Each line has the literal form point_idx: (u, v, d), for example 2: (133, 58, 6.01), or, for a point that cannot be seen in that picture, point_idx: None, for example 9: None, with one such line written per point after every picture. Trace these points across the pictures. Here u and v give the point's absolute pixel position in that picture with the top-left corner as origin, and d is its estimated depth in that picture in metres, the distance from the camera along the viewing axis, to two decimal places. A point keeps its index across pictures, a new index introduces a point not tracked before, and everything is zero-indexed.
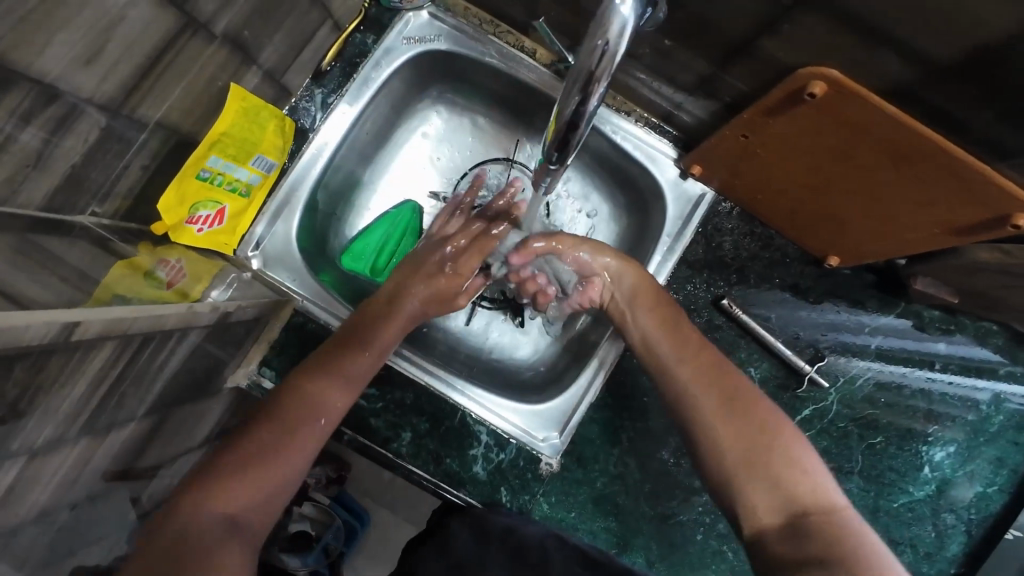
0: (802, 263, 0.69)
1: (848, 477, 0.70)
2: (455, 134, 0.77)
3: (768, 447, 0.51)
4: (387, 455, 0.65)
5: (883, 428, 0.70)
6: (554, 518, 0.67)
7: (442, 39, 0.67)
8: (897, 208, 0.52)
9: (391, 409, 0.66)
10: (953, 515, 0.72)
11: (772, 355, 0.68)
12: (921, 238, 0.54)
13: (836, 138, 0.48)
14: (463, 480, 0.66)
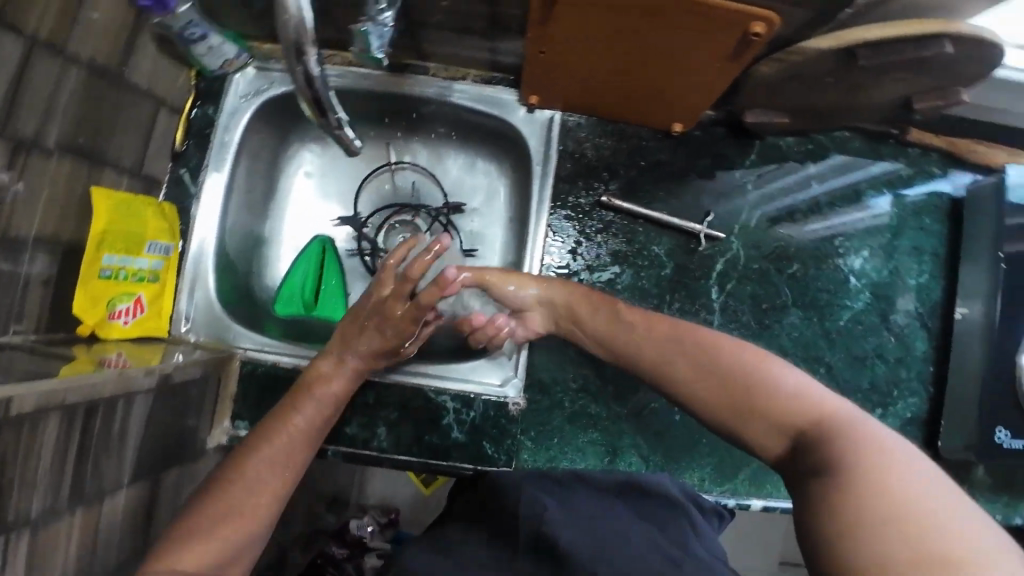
0: (656, 139, 0.76)
1: (787, 310, 0.75)
2: (331, 164, 0.84)
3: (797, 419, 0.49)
4: (373, 453, 0.71)
5: (797, 256, 0.76)
6: (542, 450, 0.72)
7: (277, 84, 0.74)
8: (679, 57, 0.57)
9: (358, 412, 0.72)
10: (900, 312, 0.78)
11: (668, 230, 0.75)
12: (714, 74, 0.59)
13: (590, 17, 0.54)
14: (448, 449, 0.71)
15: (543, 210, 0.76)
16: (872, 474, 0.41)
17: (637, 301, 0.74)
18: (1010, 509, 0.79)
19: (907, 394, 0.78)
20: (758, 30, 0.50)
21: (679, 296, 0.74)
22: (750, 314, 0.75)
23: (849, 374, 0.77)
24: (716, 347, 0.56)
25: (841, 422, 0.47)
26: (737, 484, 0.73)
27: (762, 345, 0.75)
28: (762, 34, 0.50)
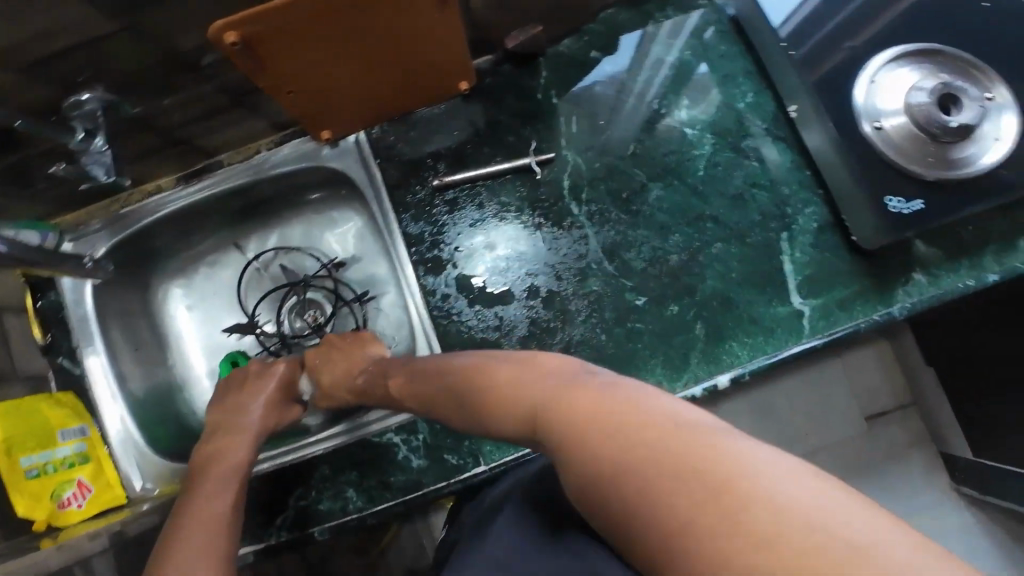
0: (456, 107, 0.82)
1: (647, 187, 0.82)
2: (202, 285, 0.87)
3: (622, 454, 0.38)
4: (355, 517, 0.75)
5: (629, 139, 0.83)
6: (500, 435, 0.77)
7: (99, 243, 0.76)
8: (394, 23, 0.61)
9: (325, 484, 0.77)
10: (745, 136, 0.83)
11: (507, 180, 0.81)
12: (437, 20, 0.63)
13: (321, 59, 0.62)
14: (417, 478, 0.77)
15: (390, 222, 0.79)
16: (605, 455, 0.38)
17: (517, 254, 0.80)
18: (976, 270, 0.77)
19: (805, 205, 0.81)
20: None
21: (545, 228, 0.81)
22: (615, 208, 0.82)
23: (732, 213, 0.82)
24: (490, 395, 0.52)
25: (607, 406, 0.41)
26: (691, 369, 0.78)
27: (642, 230, 0.82)
28: None
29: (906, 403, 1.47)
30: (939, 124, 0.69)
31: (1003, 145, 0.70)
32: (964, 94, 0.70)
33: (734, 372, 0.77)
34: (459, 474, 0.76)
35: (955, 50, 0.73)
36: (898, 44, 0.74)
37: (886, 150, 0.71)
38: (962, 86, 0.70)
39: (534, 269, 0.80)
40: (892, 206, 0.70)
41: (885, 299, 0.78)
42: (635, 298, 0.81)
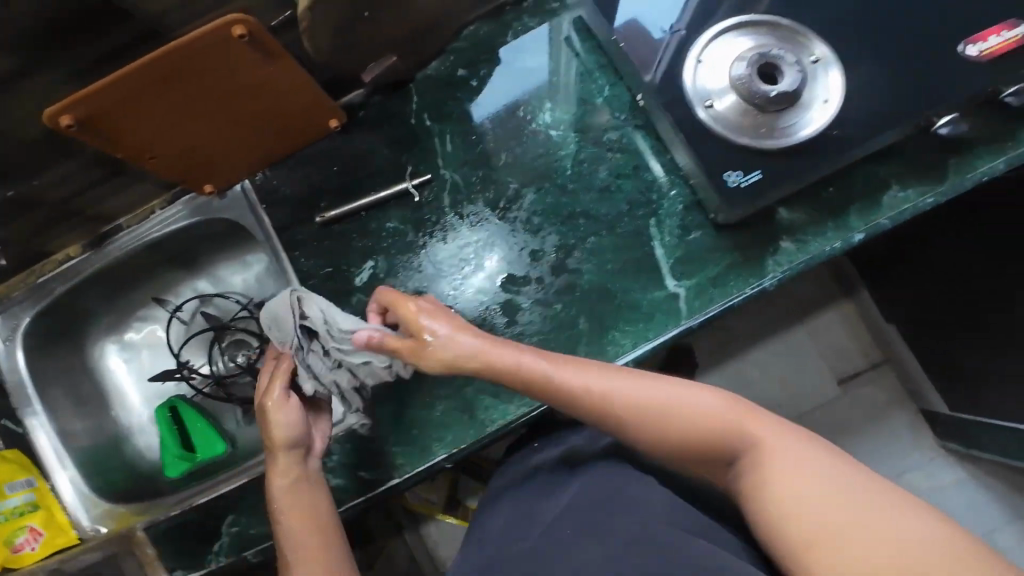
0: (333, 142, 0.86)
1: (521, 193, 0.87)
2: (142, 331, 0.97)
3: (712, 438, 0.58)
4: (284, 539, 0.80)
5: (500, 149, 0.87)
6: (408, 447, 0.82)
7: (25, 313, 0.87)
8: (231, 86, 0.68)
9: (254, 513, 0.82)
10: (606, 129, 0.88)
11: (388, 205, 0.85)
12: (276, 78, 0.70)
13: (169, 121, 0.69)
14: (337, 496, 0.81)
15: (281, 259, 0.84)
16: (780, 503, 0.52)
17: (403, 273, 0.84)
18: (841, 231, 0.80)
19: (668, 185, 0.85)
20: (236, 31, 0.61)
21: (431, 246, 0.85)
22: (493, 216, 0.86)
23: (603, 204, 0.86)
24: (600, 402, 0.61)
25: (743, 439, 0.56)
26: (582, 363, 0.81)
27: (522, 233, 0.86)
28: (243, 32, 0.61)
29: (878, 363, 1.42)
30: (759, 96, 0.74)
31: (831, 106, 0.73)
32: (782, 63, 0.74)
33: (619, 360, 0.79)
34: (375, 488, 0.81)
35: (778, 18, 0.77)
36: (723, 21, 0.78)
37: (718, 127, 0.75)
38: (780, 55, 0.74)
39: (422, 285, 0.84)
40: (728, 181, 0.73)
41: (757, 272, 0.80)
42: (522, 300, 0.84)
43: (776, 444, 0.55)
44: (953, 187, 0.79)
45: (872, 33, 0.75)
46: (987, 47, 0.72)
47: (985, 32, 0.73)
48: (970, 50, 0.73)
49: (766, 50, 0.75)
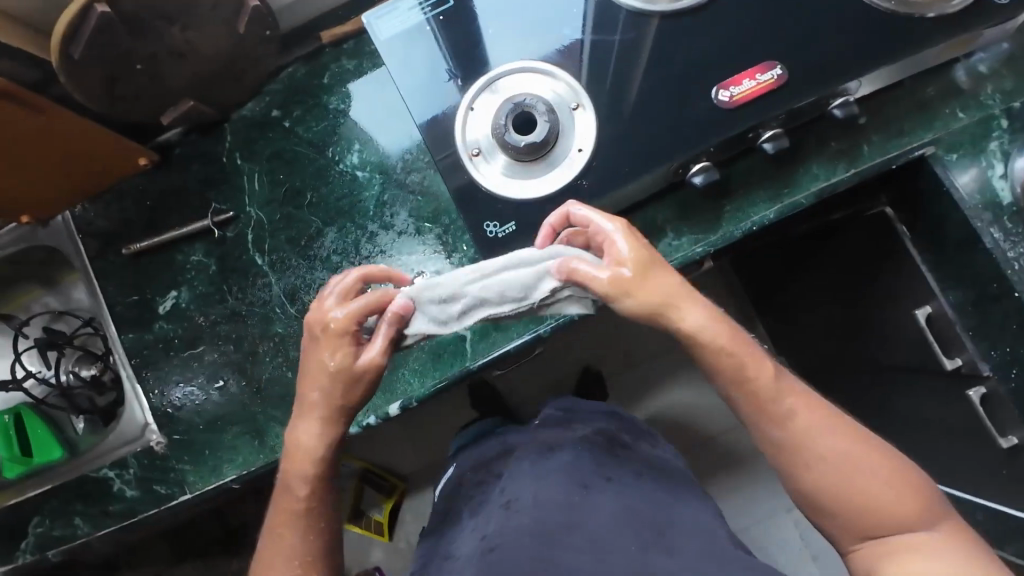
0: (147, 179, 0.96)
1: (321, 231, 0.91)
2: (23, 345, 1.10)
3: (767, 406, 0.66)
4: (81, 540, 0.88)
5: (304, 188, 0.93)
6: (199, 467, 0.87)
7: None
8: (15, 138, 0.77)
9: (62, 514, 0.90)
10: (407, 174, 0.91)
11: (195, 239, 0.93)
12: (54, 126, 0.79)
13: None
14: (132, 506, 0.88)
15: (94, 285, 0.94)
16: (861, 488, 0.64)
17: (205, 304, 0.91)
18: None
19: (461, 231, 0.87)
20: None
21: (230, 278, 0.91)
22: (294, 253, 0.91)
23: (399, 247, 0.88)
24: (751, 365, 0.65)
25: (917, 513, 0.63)
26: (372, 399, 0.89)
27: (320, 270, 0.90)
28: None
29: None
30: (514, 144, 0.81)
31: (583, 155, 0.80)
32: (537, 112, 0.81)
33: (403, 399, 0.87)
34: (164, 502, 0.86)
35: (539, 67, 0.84)
36: (487, 73, 0.85)
37: (483, 178, 0.82)
38: (534, 104, 0.82)
39: (222, 317, 0.90)
40: (488, 233, 0.79)
41: (534, 321, 0.85)
42: None
43: (883, 479, 0.64)
44: (723, 238, 0.85)
45: (616, 87, 0.82)
46: (738, 92, 0.79)
47: (738, 77, 0.79)
48: (722, 95, 0.79)
49: (522, 100, 0.82)
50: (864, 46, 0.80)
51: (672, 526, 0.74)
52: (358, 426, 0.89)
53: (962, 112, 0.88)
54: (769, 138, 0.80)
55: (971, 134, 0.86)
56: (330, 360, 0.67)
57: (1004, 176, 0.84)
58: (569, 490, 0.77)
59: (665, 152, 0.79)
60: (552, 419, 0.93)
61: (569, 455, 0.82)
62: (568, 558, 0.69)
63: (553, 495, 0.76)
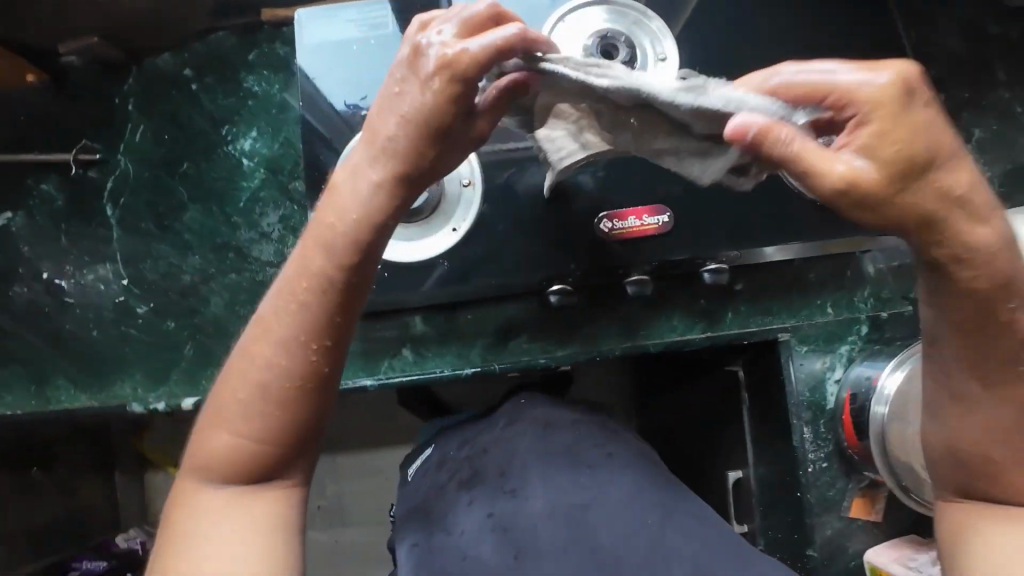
0: (28, 94, 0.91)
1: (185, 206, 0.89)
2: None
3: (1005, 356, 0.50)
4: None
5: (185, 156, 0.89)
6: None
7: None
8: None
9: None
10: (290, 180, 0.90)
11: (54, 169, 0.88)
12: None
13: None
14: None
15: None
16: (990, 466, 0.54)
17: (37, 236, 0.87)
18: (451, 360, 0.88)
19: None
20: None
21: (74, 220, 0.87)
22: (148, 219, 0.88)
23: (258, 249, 0.88)
24: (890, 225, 0.46)
25: None
26: (171, 384, 0.85)
27: (168, 245, 0.88)
28: None
29: None
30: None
31: (454, 236, 0.80)
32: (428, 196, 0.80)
33: (202, 396, 0.85)
34: None
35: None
36: None
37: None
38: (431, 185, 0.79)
39: (48, 256, 0.86)
40: None
41: (369, 369, 0.89)
42: (138, 306, 0.87)
43: None
44: (564, 356, 0.87)
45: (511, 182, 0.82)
46: (620, 227, 0.81)
47: (627, 212, 0.81)
48: (605, 225, 0.81)
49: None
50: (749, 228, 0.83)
51: (667, 487, 0.65)
52: (144, 408, 0.84)
53: (830, 307, 0.94)
54: (634, 281, 0.81)
55: (824, 333, 0.94)
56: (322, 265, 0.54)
57: (836, 381, 0.95)
58: (582, 453, 0.68)
59: (526, 263, 0.81)
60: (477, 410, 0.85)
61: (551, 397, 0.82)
62: (602, 531, 0.58)
63: (558, 446, 0.69)
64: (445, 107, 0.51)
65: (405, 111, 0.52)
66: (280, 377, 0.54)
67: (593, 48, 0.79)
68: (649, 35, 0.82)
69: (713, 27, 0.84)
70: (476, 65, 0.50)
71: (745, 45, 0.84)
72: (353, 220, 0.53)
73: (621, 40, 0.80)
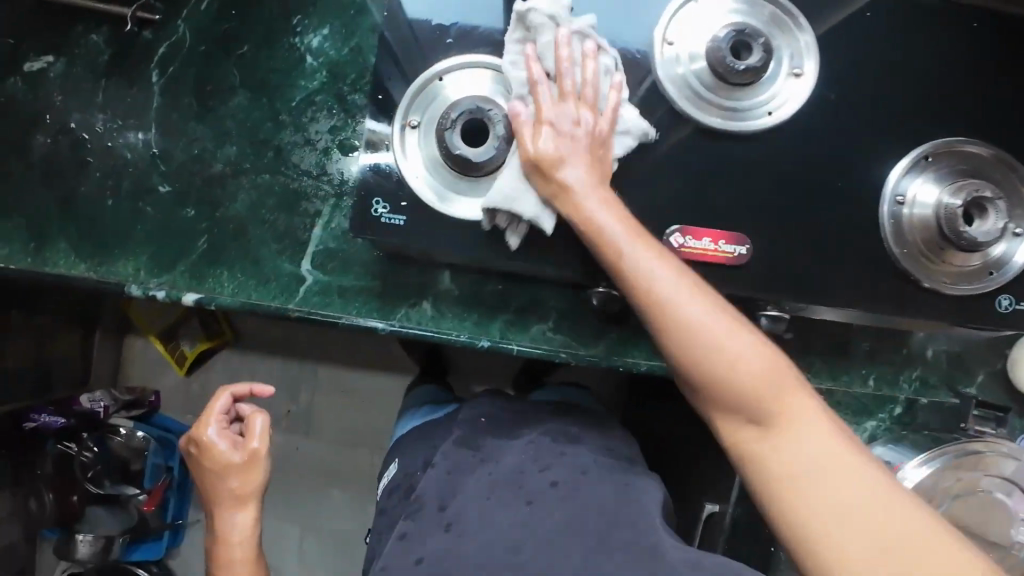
0: None
1: (234, 92, 0.81)
2: None
3: (710, 372, 0.60)
4: None
5: (247, 37, 0.81)
6: None
7: None
8: None
9: None
10: (354, 91, 0.82)
11: (105, 19, 0.81)
12: None
13: None
14: None
15: None
16: (810, 520, 0.56)
17: (70, 85, 0.80)
18: (473, 329, 0.82)
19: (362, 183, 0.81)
20: None
21: (113, 79, 0.80)
22: (191, 95, 0.80)
23: (303, 159, 0.81)
24: (721, 385, 0.60)
25: None
26: (177, 276, 0.79)
27: (204, 127, 0.80)
28: None
29: None
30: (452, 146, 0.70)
31: None
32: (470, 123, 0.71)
33: (203, 295, 0.79)
34: None
35: (525, 83, 0.72)
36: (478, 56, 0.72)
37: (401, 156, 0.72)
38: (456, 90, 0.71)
39: (78, 109, 0.80)
40: (371, 212, 0.71)
41: (385, 313, 0.82)
42: (160, 184, 0.80)
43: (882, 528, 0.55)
44: (587, 357, 0.82)
45: None
46: (690, 246, 0.70)
47: (702, 231, 0.70)
48: (674, 239, 0.70)
49: (487, 110, 0.70)
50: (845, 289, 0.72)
51: (606, 483, 0.74)
52: (142, 293, 0.78)
53: (873, 379, 0.89)
54: None
55: (858, 404, 0.89)
56: (231, 484, 0.84)
57: None
58: (527, 479, 0.74)
59: (583, 254, 0.73)
60: (451, 439, 0.83)
61: (499, 441, 0.82)
62: (547, 555, 0.66)
63: (491, 482, 0.74)
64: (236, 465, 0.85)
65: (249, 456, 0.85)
66: (240, 568, 0.83)
67: (726, 41, 0.69)
68: (785, 42, 0.72)
69: (860, 49, 0.73)
70: (206, 443, 0.85)
71: (887, 81, 0.73)
72: (252, 469, 0.85)
73: (758, 41, 0.69)
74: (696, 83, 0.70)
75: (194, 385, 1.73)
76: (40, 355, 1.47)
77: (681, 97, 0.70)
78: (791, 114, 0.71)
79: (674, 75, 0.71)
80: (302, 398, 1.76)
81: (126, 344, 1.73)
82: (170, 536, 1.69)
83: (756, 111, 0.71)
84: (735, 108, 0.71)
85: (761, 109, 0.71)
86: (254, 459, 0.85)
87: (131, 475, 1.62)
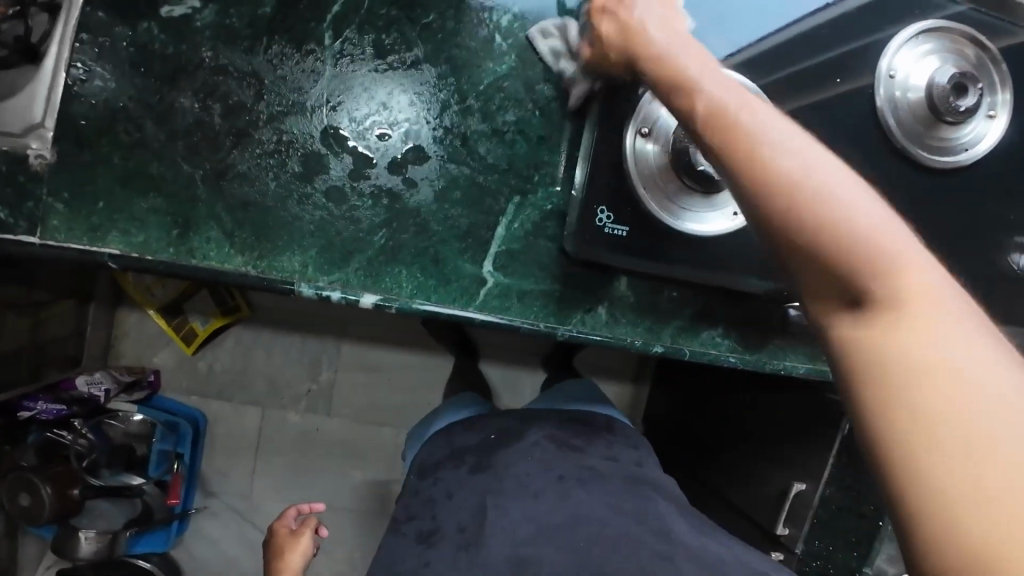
0: None
1: (417, 67, 0.72)
2: None
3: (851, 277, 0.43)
4: None
5: (433, 6, 0.72)
6: (83, 218, 0.67)
7: None
8: None
9: None
10: (543, 80, 0.75)
11: None
12: None
13: None
14: None
15: None
16: (946, 418, 0.39)
17: (223, 42, 0.69)
18: (649, 336, 0.77)
19: (548, 182, 0.76)
20: None
21: (278, 39, 0.70)
22: (367, 65, 0.71)
23: (490, 148, 0.74)
24: (765, 187, 0.45)
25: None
26: (349, 273, 0.71)
27: (383, 104, 0.72)
28: None
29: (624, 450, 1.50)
30: (693, 161, 0.70)
31: (732, 219, 0.74)
32: None
33: (383, 297, 0.71)
34: (5, 233, 0.66)
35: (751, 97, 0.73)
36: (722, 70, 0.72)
37: (633, 166, 0.71)
38: None
39: (234, 72, 0.69)
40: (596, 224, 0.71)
41: (561, 319, 0.76)
42: (333, 166, 0.71)
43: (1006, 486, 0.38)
44: (755, 363, 0.80)
45: None
46: None
47: None
48: None
49: None
50: (990, 308, 0.84)
51: (629, 487, 0.77)
52: (314, 292, 0.69)
53: None
54: None
55: None
56: (293, 561, 0.94)
57: None
58: (535, 483, 0.75)
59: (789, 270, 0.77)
60: None
61: (519, 445, 0.80)
62: (556, 547, 0.69)
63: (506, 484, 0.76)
64: (305, 543, 0.97)
65: (304, 533, 0.98)
66: None
67: (954, 82, 0.75)
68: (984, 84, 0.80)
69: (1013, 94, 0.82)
70: (289, 534, 0.99)
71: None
72: (303, 541, 0.97)
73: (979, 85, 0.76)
74: (911, 119, 0.77)
75: (200, 364, 1.57)
76: (35, 336, 1.31)
77: (899, 132, 0.77)
78: (980, 155, 0.80)
79: (893, 107, 0.77)
80: (322, 376, 1.59)
81: (118, 312, 1.55)
82: (177, 526, 1.54)
83: (957, 146, 0.79)
84: (945, 143, 0.79)
85: (960, 145, 0.80)
86: (304, 535, 0.98)
87: (134, 462, 1.48)
